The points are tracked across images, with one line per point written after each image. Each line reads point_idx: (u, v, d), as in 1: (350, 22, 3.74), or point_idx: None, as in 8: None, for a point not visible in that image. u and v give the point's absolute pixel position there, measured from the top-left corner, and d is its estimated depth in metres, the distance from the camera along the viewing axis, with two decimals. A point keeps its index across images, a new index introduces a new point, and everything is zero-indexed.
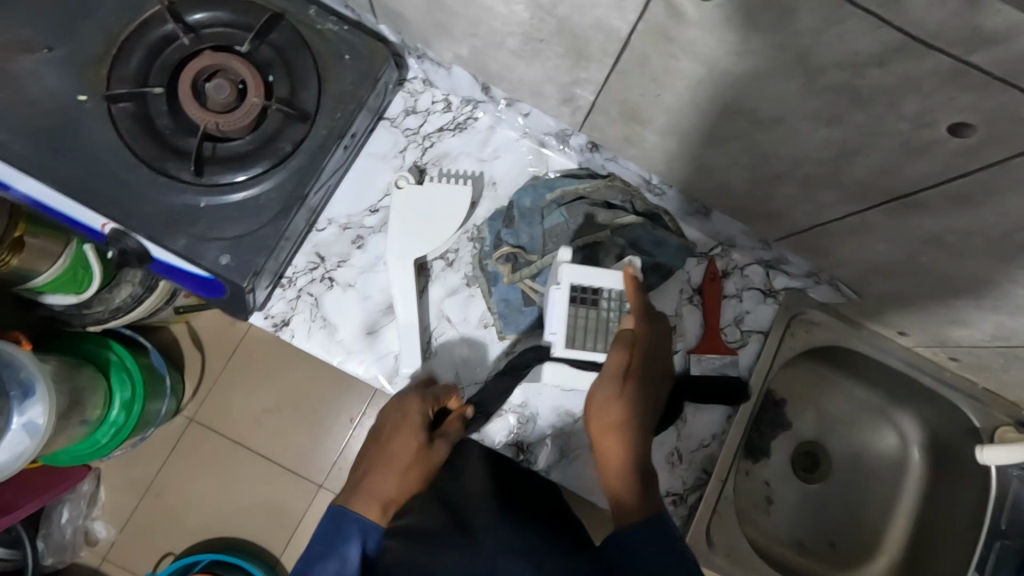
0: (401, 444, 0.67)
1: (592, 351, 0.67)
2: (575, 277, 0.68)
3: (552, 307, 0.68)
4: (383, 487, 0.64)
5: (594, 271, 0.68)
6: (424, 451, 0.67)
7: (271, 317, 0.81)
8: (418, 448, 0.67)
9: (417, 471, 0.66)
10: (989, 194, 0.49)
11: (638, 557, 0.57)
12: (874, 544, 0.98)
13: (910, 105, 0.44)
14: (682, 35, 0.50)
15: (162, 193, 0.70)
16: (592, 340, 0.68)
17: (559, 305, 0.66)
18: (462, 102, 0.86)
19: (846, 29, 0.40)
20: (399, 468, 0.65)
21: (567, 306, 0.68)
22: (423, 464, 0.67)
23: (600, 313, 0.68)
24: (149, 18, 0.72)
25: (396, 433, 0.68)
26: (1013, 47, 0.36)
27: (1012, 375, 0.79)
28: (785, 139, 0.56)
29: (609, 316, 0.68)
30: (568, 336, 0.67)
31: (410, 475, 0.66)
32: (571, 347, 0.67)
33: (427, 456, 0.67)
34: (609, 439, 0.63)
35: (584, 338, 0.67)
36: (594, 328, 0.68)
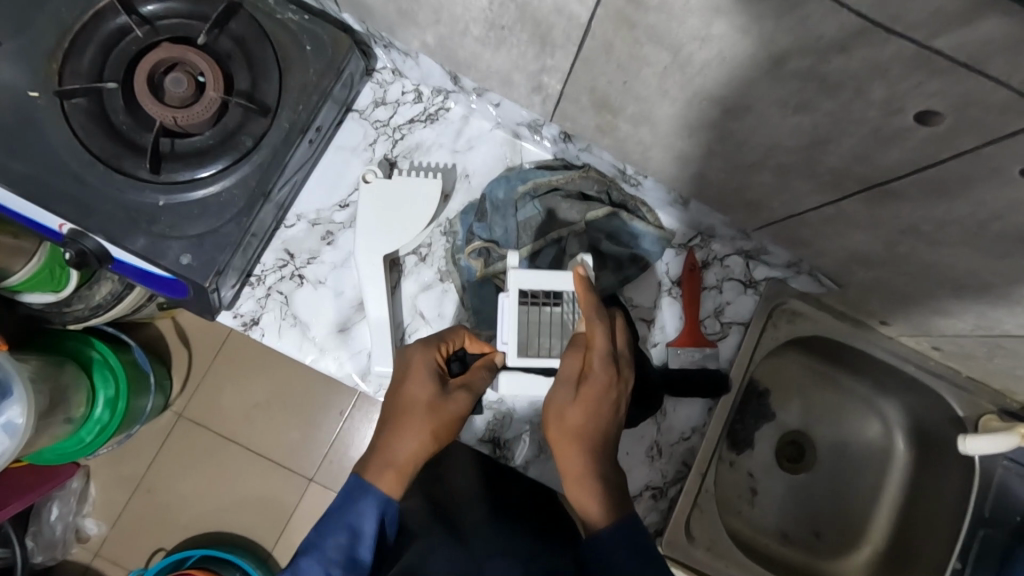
0: (411, 405, 0.63)
1: (547, 355, 0.67)
2: (524, 283, 0.67)
3: (504, 316, 0.68)
4: (398, 452, 0.62)
5: (544, 275, 0.68)
6: (443, 409, 0.64)
7: (240, 316, 0.80)
8: (436, 405, 0.63)
9: (437, 430, 0.63)
10: (962, 184, 0.47)
11: (611, 565, 0.54)
12: (860, 532, 0.97)
13: (877, 91, 0.42)
14: (645, 21, 0.48)
15: (120, 191, 0.68)
16: (546, 343, 0.68)
17: (510, 314, 0.66)
18: (432, 92, 0.84)
19: (807, 13, 0.38)
20: (415, 428, 0.62)
21: (520, 313, 0.67)
22: (445, 417, 0.63)
23: (557, 316, 0.68)
24: (101, 10, 0.69)
25: (404, 391, 0.64)
26: (978, 31, 0.34)
27: (997, 364, 0.78)
28: (755, 128, 0.54)
29: (563, 319, 0.68)
30: (521, 343, 0.67)
31: (432, 435, 0.63)
32: (524, 354, 0.67)
33: (446, 412, 0.64)
34: (569, 444, 0.61)
35: (539, 343, 0.67)
36: (547, 333, 0.68)
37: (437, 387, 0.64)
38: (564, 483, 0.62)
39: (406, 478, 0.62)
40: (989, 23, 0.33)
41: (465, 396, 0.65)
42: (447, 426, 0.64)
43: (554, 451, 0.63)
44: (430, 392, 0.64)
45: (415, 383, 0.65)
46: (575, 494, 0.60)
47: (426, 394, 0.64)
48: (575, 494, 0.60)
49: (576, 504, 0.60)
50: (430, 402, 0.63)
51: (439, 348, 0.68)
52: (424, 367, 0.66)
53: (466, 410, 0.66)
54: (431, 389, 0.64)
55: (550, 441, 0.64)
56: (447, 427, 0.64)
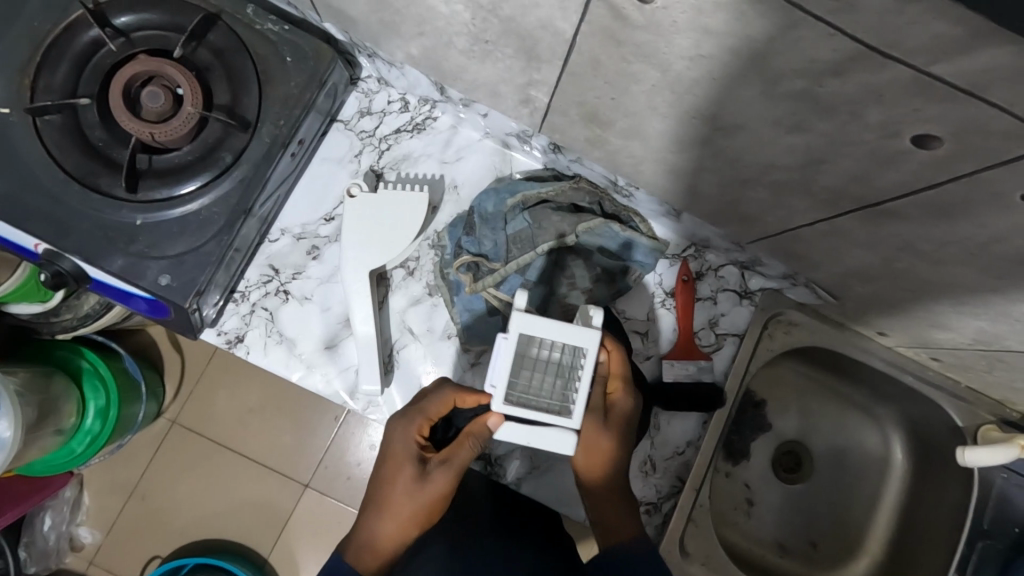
0: (388, 490, 0.61)
1: (537, 408, 0.55)
2: (531, 329, 0.55)
3: (497, 355, 0.55)
4: (377, 535, 0.61)
5: (558, 324, 0.55)
6: (420, 493, 0.60)
7: (225, 333, 0.78)
8: (412, 488, 0.60)
9: (414, 513, 0.60)
10: (962, 207, 0.45)
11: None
12: (857, 543, 0.96)
13: (874, 115, 0.40)
14: (631, 38, 0.46)
15: (97, 211, 0.66)
16: (539, 393, 0.55)
17: (505, 357, 0.53)
18: (419, 102, 0.82)
19: (799, 35, 0.36)
20: (391, 512, 0.60)
21: (515, 359, 0.55)
22: (422, 501, 0.60)
23: (556, 369, 0.55)
24: (75, 23, 0.67)
25: (386, 469, 0.62)
26: (979, 59, 0.31)
27: (997, 376, 0.76)
28: (750, 145, 0.53)
29: (564, 377, 0.56)
30: (512, 387, 0.54)
31: (411, 519, 0.60)
32: (512, 401, 0.54)
33: (425, 496, 0.60)
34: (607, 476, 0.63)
35: (531, 391, 0.55)
36: (544, 382, 0.55)
37: (413, 469, 0.61)
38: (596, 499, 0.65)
39: (388, 556, 0.62)
40: (989, 52, 0.31)
41: (445, 475, 0.60)
42: (424, 508, 0.60)
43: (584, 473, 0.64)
44: (407, 475, 0.61)
45: (395, 464, 0.62)
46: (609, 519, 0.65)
47: (402, 478, 0.61)
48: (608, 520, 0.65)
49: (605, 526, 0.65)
50: (405, 486, 0.60)
51: (418, 424, 0.63)
52: (401, 448, 0.62)
53: (448, 488, 0.61)
54: (406, 472, 0.61)
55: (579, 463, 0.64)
56: (427, 509, 0.61)
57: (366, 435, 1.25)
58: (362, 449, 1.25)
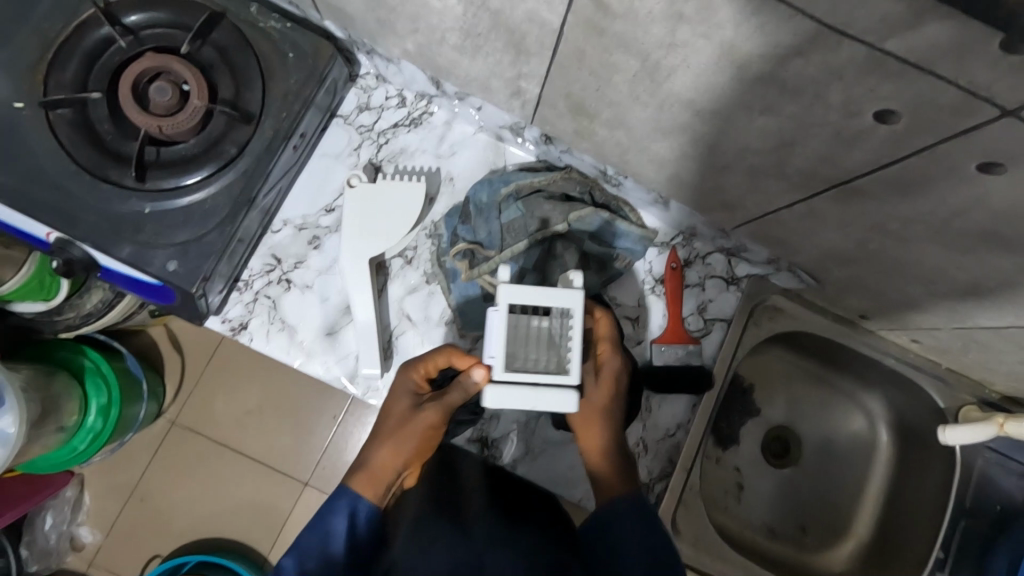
0: (385, 419, 0.67)
1: (535, 371, 0.58)
2: (518, 298, 0.58)
3: (491, 328, 0.58)
4: (370, 459, 0.65)
5: (544, 290, 0.58)
6: (410, 423, 0.65)
7: (229, 321, 0.81)
8: (405, 418, 0.65)
9: (405, 441, 0.64)
10: (924, 182, 0.48)
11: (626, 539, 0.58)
12: (846, 526, 0.98)
13: (837, 94, 0.44)
14: (614, 27, 0.49)
15: (106, 200, 0.69)
16: (534, 358, 0.58)
17: (499, 325, 0.56)
18: (416, 98, 0.85)
19: (764, 20, 0.40)
20: (384, 438, 0.65)
21: (508, 329, 0.58)
22: (411, 429, 0.64)
23: (547, 333, 0.59)
24: (85, 22, 0.70)
25: (387, 405, 0.68)
26: (925, 35, 0.35)
27: (973, 357, 0.79)
28: (727, 130, 0.56)
29: (556, 339, 0.59)
30: (509, 356, 0.58)
31: (402, 446, 0.64)
32: (511, 369, 0.57)
33: (414, 425, 0.64)
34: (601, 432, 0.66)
35: (526, 357, 0.58)
36: (537, 347, 0.59)
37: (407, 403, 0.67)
38: (593, 459, 0.66)
39: (381, 485, 0.64)
40: (933, 27, 0.34)
41: (433, 408, 0.64)
42: (414, 437, 0.65)
43: (579, 432, 0.67)
44: (403, 407, 0.66)
45: (395, 400, 0.68)
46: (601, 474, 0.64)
47: (397, 410, 0.67)
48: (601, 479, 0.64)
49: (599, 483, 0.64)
50: (398, 416, 0.66)
51: (415, 367, 0.68)
52: (401, 388, 0.69)
53: (437, 422, 0.64)
54: (402, 406, 0.67)
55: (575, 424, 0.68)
56: (416, 440, 0.65)
57: (365, 432, 1.27)
58: (361, 446, 1.27)
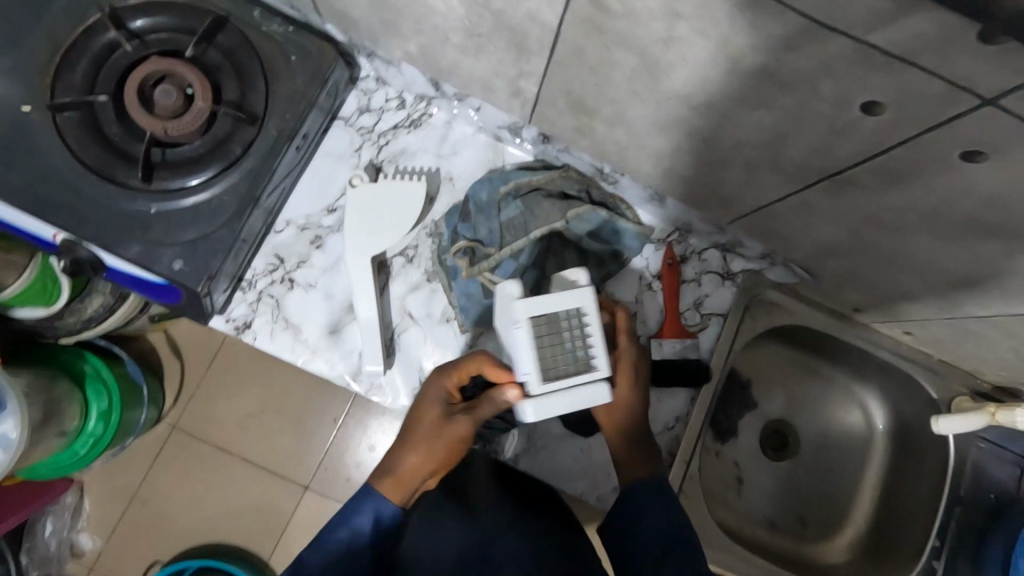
0: (416, 425, 0.66)
1: (567, 375, 0.58)
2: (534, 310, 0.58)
3: (515, 347, 0.58)
4: (399, 464, 0.65)
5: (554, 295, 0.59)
6: (441, 433, 0.64)
7: (233, 320, 0.82)
8: (436, 427, 0.65)
9: (434, 451, 0.64)
10: (911, 171, 0.50)
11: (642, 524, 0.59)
12: (844, 517, 1.00)
13: (826, 86, 0.45)
14: (611, 25, 0.51)
15: (113, 200, 0.70)
16: (561, 362, 0.59)
17: (527, 341, 0.56)
18: (416, 99, 0.87)
19: (756, 14, 0.41)
20: (414, 444, 0.65)
21: (533, 342, 0.58)
22: (442, 439, 0.64)
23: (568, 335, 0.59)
24: (92, 26, 0.72)
25: (418, 410, 0.68)
26: (908, 27, 0.36)
27: (966, 347, 0.81)
28: (721, 124, 0.57)
29: (578, 338, 0.60)
30: (540, 367, 0.58)
31: (432, 454, 0.64)
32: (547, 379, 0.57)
33: (445, 435, 0.64)
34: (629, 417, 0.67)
35: (559, 364, 0.58)
36: (563, 351, 0.59)
37: (438, 411, 0.66)
38: (615, 446, 0.67)
39: (407, 489, 0.64)
40: (915, 19, 0.36)
41: (466, 419, 0.64)
42: (444, 447, 0.64)
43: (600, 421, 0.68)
44: (436, 415, 0.66)
45: (426, 406, 0.67)
46: (622, 459, 0.66)
47: (429, 417, 0.66)
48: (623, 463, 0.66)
49: (620, 467, 0.67)
50: (429, 424, 0.65)
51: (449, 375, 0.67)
52: (433, 394, 0.68)
53: (468, 433, 0.65)
54: (434, 414, 0.66)
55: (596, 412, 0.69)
56: (447, 449, 0.64)
57: (367, 434, 1.28)
58: (364, 446, 1.28)
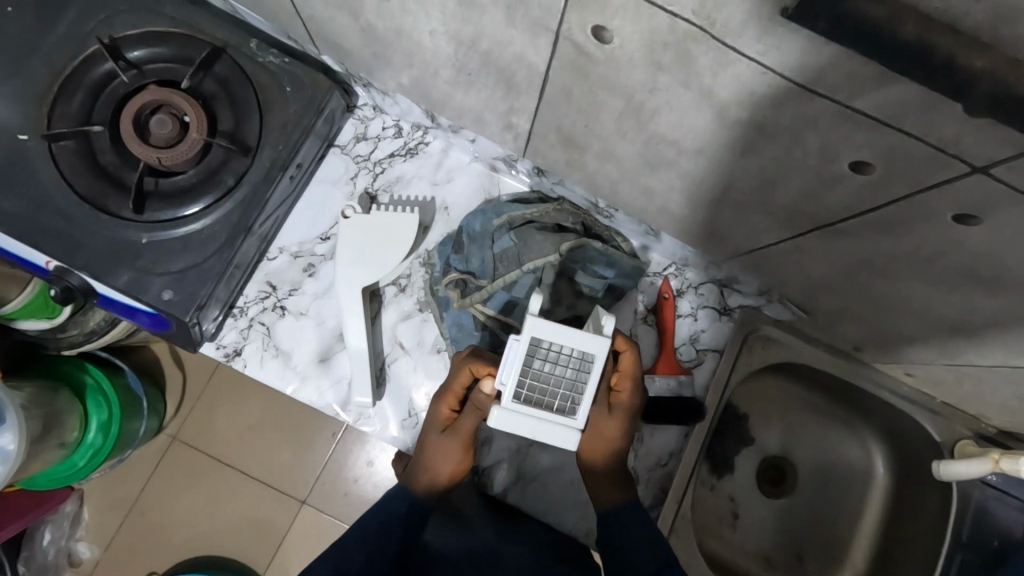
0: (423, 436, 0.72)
1: (542, 406, 0.58)
2: (542, 333, 0.57)
3: (508, 355, 0.58)
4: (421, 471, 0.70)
5: (569, 332, 0.57)
6: (441, 447, 0.69)
7: (223, 347, 0.82)
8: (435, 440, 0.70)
9: (439, 465, 0.70)
10: (901, 225, 0.49)
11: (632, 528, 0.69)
12: (842, 557, 0.98)
13: (813, 141, 0.44)
14: (597, 71, 0.50)
15: (105, 229, 0.71)
16: (544, 392, 0.58)
17: (517, 357, 0.56)
18: (412, 128, 0.87)
19: (739, 71, 0.40)
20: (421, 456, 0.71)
21: (524, 359, 0.57)
22: (443, 453, 0.69)
23: (567, 374, 0.58)
24: (91, 55, 0.73)
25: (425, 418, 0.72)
26: (890, 94, 0.35)
27: (967, 389, 0.78)
28: (711, 169, 0.57)
29: (574, 379, 0.58)
30: (519, 386, 0.58)
31: (443, 465, 0.70)
32: (519, 401, 0.57)
33: (443, 448, 0.69)
34: (595, 445, 0.67)
35: (540, 394, 0.58)
36: (551, 382, 0.58)
37: (437, 429, 0.70)
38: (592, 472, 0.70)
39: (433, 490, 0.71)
40: (899, 86, 0.34)
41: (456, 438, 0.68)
42: (445, 458, 0.70)
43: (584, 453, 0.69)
44: (435, 433, 0.70)
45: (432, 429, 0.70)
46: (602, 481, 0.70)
47: (430, 436, 0.70)
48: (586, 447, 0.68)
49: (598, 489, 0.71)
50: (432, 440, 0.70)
51: (443, 399, 0.69)
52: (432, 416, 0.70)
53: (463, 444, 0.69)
54: (434, 433, 0.70)
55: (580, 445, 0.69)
56: (447, 461, 0.70)
57: (364, 451, 1.28)
58: (360, 465, 1.27)
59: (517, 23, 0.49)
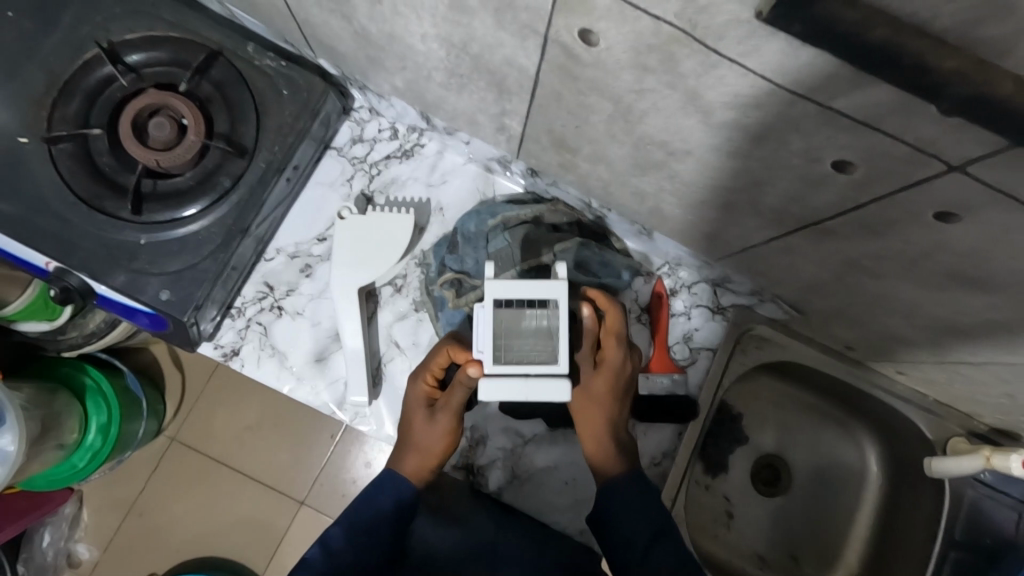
0: (409, 417, 0.72)
1: (523, 360, 0.61)
2: (501, 292, 0.61)
3: (480, 323, 0.62)
4: (410, 450, 0.71)
5: (526, 284, 0.62)
6: (430, 430, 0.70)
7: (221, 346, 0.83)
8: (424, 421, 0.70)
9: (431, 447, 0.70)
10: (885, 224, 0.49)
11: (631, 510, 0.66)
12: (837, 555, 0.98)
13: (796, 142, 0.45)
14: (585, 74, 0.51)
15: (104, 231, 0.72)
16: (524, 350, 0.61)
17: (488, 318, 0.60)
18: (408, 130, 0.88)
19: (722, 73, 0.41)
20: (411, 439, 0.71)
21: (496, 320, 0.61)
22: (433, 436, 0.70)
23: (538, 325, 0.62)
24: (89, 59, 0.74)
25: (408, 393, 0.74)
26: (868, 94, 0.36)
27: (958, 387, 0.79)
28: (698, 170, 0.57)
29: (546, 326, 0.62)
30: (497, 348, 0.61)
31: (435, 448, 0.70)
32: (500, 361, 0.60)
33: (434, 430, 0.70)
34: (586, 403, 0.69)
35: (521, 351, 0.61)
36: (525, 338, 0.62)
37: (423, 412, 0.71)
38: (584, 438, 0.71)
39: (427, 472, 0.71)
40: (876, 87, 0.35)
41: (445, 417, 0.69)
42: (436, 439, 0.70)
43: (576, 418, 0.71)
44: (421, 415, 0.71)
45: (418, 410, 0.72)
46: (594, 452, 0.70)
47: (416, 419, 0.71)
48: (577, 412, 0.71)
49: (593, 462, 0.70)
50: (420, 422, 0.71)
51: (422, 376, 0.72)
52: (414, 397, 0.72)
53: (452, 425, 0.70)
54: (419, 415, 0.71)
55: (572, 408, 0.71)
56: (438, 443, 0.70)
57: (362, 452, 1.28)
58: (358, 467, 1.28)
59: (506, 26, 0.50)
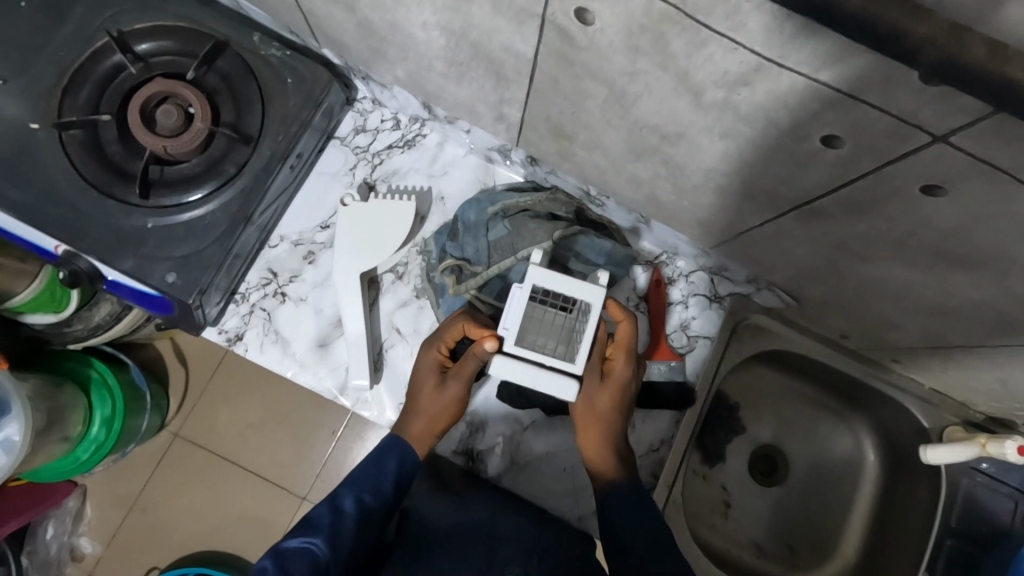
0: (416, 396, 0.73)
1: (542, 352, 0.64)
2: (542, 281, 0.65)
3: (512, 305, 0.65)
4: (415, 424, 0.72)
5: (567, 280, 0.65)
6: (440, 397, 0.72)
7: (225, 332, 0.84)
8: (434, 390, 0.72)
9: (437, 413, 0.72)
10: (872, 202, 0.51)
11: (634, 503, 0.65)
12: (834, 546, 0.98)
13: (785, 120, 0.46)
14: (581, 57, 0.52)
15: (112, 216, 0.73)
16: (544, 342, 0.65)
17: (520, 302, 0.63)
18: (410, 120, 0.89)
19: (711, 50, 0.43)
20: (418, 412, 0.72)
21: (527, 306, 0.65)
22: (442, 403, 0.72)
23: (564, 322, 0.65)
24: (99, 49, 0.75)
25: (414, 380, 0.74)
26: (851, 66, 0.38)
27: (952, 375, 0.80)
28: (691, 153, 0.59)
29: (571, 328, 0.65)
30: (521, 332, 0.64)
31: (441, 415, 0.72)
32: (520, 345, 0.64)
33: (443, 398, 0.72)
34: (591, 411, 0.69)
35: (541, 342, 0.64)
36: (549, 331, 0.65)
37: (434, 380, 0.72)
38: (584, 444, 0.70)
39: (428, 441, 0.72)
40: (858, 58, 0.37)
41: (457, 384, 0.71)
42: (444, 407, 0.72)
43: (577, 424, 0.70)
44: (432, 383, 0.72)
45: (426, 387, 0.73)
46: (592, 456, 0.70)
47: (426, 388, 0.72)
48: (579, 419, 0.70)
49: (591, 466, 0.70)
50: (430, 390, 0.72)
51: (435, 345, 0.73)
52: (425, 369, 0.74)
53: (462, 394, 0.72)
54: (430, 384, 0.72)
55: (574, 414, 0.70)
56: (446, 410, 0.72)
57: (363, 446, 1.29)
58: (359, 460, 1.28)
59: (504, 11, 0.51)
